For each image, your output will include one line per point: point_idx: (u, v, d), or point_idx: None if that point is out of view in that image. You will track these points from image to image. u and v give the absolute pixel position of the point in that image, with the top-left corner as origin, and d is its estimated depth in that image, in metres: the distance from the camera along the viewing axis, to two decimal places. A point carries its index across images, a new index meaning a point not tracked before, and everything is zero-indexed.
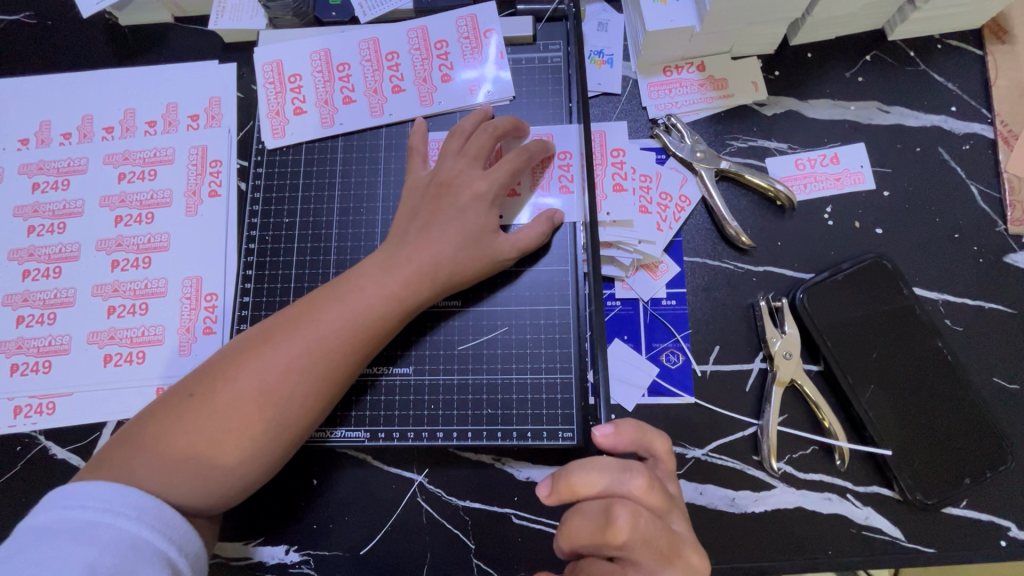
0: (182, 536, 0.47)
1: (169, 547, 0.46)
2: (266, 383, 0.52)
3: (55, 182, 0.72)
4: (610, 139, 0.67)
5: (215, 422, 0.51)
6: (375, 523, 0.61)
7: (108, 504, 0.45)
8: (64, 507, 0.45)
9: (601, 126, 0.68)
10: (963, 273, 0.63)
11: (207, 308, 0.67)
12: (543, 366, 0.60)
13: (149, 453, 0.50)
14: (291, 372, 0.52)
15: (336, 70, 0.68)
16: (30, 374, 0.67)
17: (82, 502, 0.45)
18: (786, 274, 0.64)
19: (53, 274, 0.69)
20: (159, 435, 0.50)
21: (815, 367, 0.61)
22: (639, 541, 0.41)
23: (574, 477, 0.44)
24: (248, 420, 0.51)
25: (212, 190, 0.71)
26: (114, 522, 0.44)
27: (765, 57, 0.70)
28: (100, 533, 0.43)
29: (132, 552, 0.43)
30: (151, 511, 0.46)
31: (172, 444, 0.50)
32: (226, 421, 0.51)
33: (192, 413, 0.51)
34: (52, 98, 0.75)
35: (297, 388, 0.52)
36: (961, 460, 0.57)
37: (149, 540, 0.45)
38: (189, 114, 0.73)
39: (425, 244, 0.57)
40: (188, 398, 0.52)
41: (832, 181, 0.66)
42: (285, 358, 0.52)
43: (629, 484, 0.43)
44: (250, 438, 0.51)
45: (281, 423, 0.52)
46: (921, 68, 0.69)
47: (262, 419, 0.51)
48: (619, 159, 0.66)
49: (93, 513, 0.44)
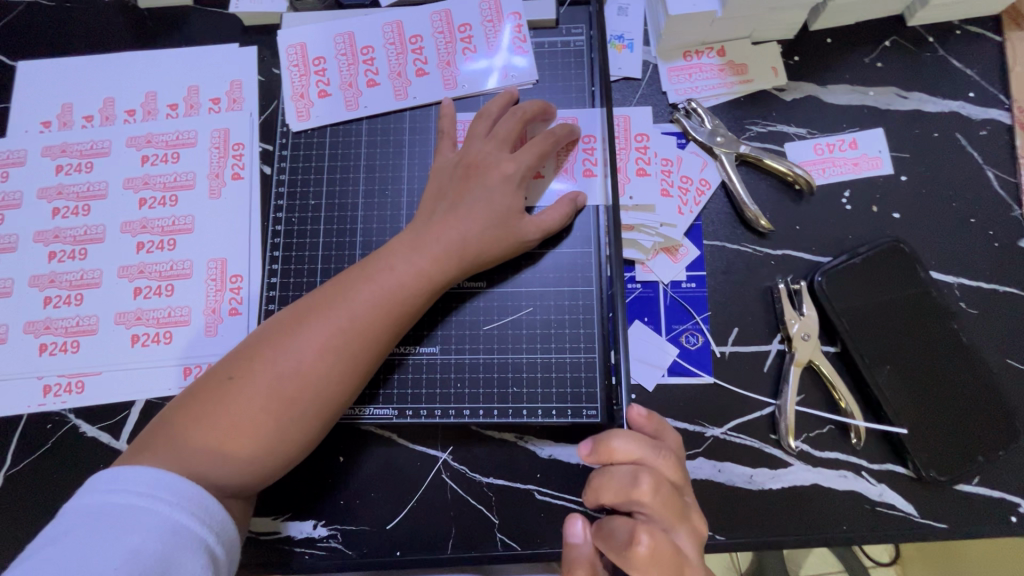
0: (219, 523, 0.48)
1: (207, 533, 0.46)
2: (302, 362, 0.53)
3: (79, 165, 0.73)
4: (634, 124, 0.68)
5: (254, 401, 0.52)
6: (401, 499, 0.62)
7: (149, 489, 0.46)
8: (107, 491, 0.46)
9: (626, 110, 0.69)
10: (979, 257, 0.64)
11: (233, 289, 0.68)
12: (567, 347, 0.62)
13: (190, 434, 0.51)
14: (326, 351, 0.54)
15: (359, 53, 0.69)
16: (59, 354, 0.68)
17: (124, 487, 0.46)
18: (805, 258, 0.65)
19: (79, 256, 0.70)
20: (199, 415, 0.51)
21: (832, 349, 0.62)
22: (661, 506, 0.46)
23: (615, 443, 0.49)
24: (286, 399, 0.52)
25: (235, 173, 0.71)
26: (154, 508, 0.45)
27: (786, 42, 0.70)
28: (141, 519, 0.44)
29: (172, 538, 0.44)
30: (189, 496, 0.47)
31: (212, 424, 0.51)
32: (265, 400, 0.52)
33: (230, 393, 0.52)
34: (74, 81, 0.75)
35: (333, 368, 0.54)
36: (974, 437, 0.58)
37: (188, 526, 0.46)
38: (211, 97, 0.74)
39: (452, 225, 0.58)
40: (226, 379, 0.53)
41: (851, 166, 0.66)
42: (320, 338, 0.54)
43: (660, 461, 0.49)
44: (288, 416, 0.52)
45: (317, 401, 0.53)
46: (940, 54, 0.69)
47: (299, 397, 0.53)
48: (642, 144, 0.68)
49: (135, 498, 0.45)
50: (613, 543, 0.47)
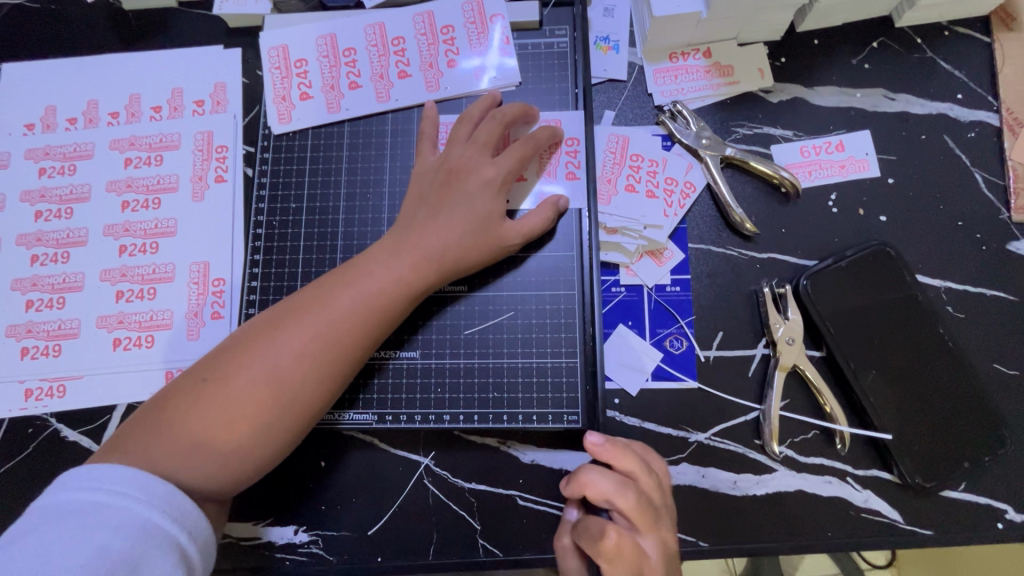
0: (193, 522, 0.48)
1: (180, 532, 0.46)
2: (278, 367, 0.53)
3: (62, 168, 0.72)
4: (633, 145, 0.67)
5: (230, 405, 0.51)
6: (383, 504, 0.62)
7: (121, 486, 0.46)
8: (79, 487, 0.45)
9: (626, 130, 0.68)
10: (966, 261, 0.63)
11: (215, 293, 0.68)
12: (548, 351, 0.61)
13: (164, 438, 0.50)
14: (304, 356, 0.53)
15: (342, 55, 0.68)
16: (40, 358, 0.68)
17: (96, 484, 0.46)
18: (790, 261, 0.64)
19: (61, 259, 0.70)
20: (174, 420, 0.51)
21: (817, 353, 0.62)
22: (636, 516, 0.49)
23: (620, 451, 0.51)
24: (263, 404, 0.52)
25: (218, 175, 0.71)
26: (126, 506, 0.45)
27: (772, 43, 0.69)
28: (113, 517, 0.44)
29: (143, 537, 0.44)
30: (161, 494, 0.47)
31: (187, 428, 0.51)
32: (241, 405, 0.51)
33: (207, 398, 0.52)
34: (58, 83, 0.75)
35: (311, 373, 0.53)
36: (960, 442, 0.58)
37: (160, 525, 0.45)
38: (194, 100, 0.73)
39: (433, 229, 0.58)
40: (202, 382, 0.52)
41: (837, 169, 0.66)
42: (298, 342, 0.53)
43: (650, 478, 0.51)
44: (265, 421, 0.52)
45: (295, 406, 0.53)
46: (928, 55, 0.69)
47: (276, 403, 0.52)
48: (637, 163, 0.67)
49: (107, 496, 0.45)
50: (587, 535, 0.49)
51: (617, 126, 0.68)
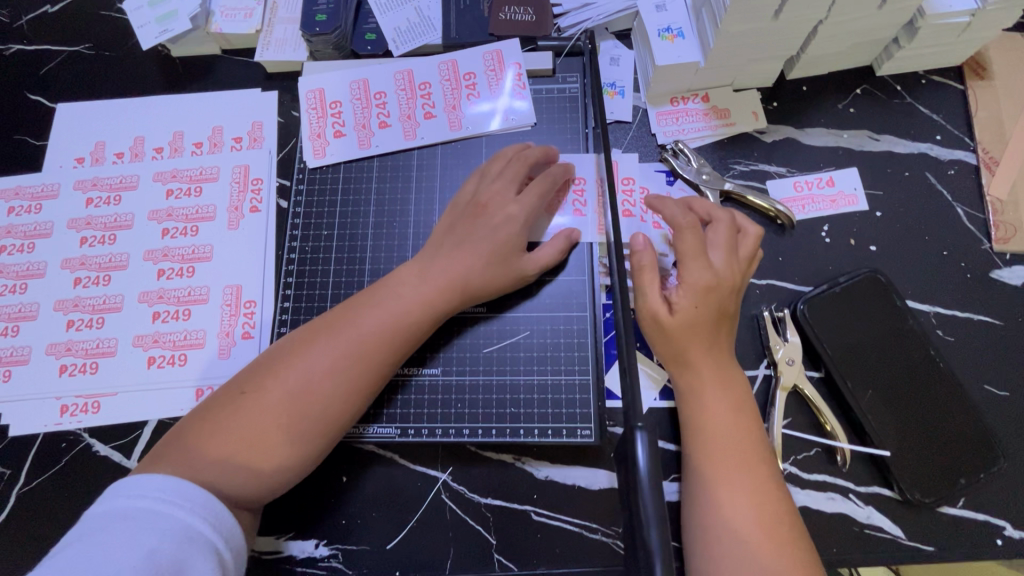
0: (228, 529, 0.50)
1: (218, 539, 0.49)
2: (309, 378, 0.56)
3: (107, 198, 0.78)
4: (624, 169, 0.73)
5: (264, 416, 0.55)
6: (402, 519, 0.64)
7: (165, 494, 0.48)
8: (125, 495, 0.48)
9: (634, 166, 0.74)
10: (952, 287, 0.68)
11: (247, 314, 0.72)
12: (562, 369, 0.65)
13: (204, 448, 0.53)
14: (332, 370, 0.57)
15: (373, 98, 0.75)
16: (78, 375, 0.71)
17: (141, 493, 0.48)
18: (788, 288, 0.68)
19: (102, 282, 0.74)
20: (212, 430, 0.54)
21: (816, 374, 0.65)
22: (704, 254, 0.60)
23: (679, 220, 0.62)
24: (294, 415, 0.55)
25: (253, 206, 0.76)
26: (170, 513, 0.48)
27: (764, 89, 0.76)
28: (158, 522, 0.47)
29: (186, 542, 0.46)
30: (202, 502, 0.49)
31: (226, 438, 0.54)
32: (274, 417, 0.55)
33: (243, 409, 0.55)
34: (108, 121, 0.82)
35: (338, 387, 0.57)
36: (957, 461, 0.60)
37: (201, 531, 0.48)
38: (233, 136, 0.80)
39: (454, 255, 0.63)
40: (239, 395, 0.56)
41: (828, 203, 0.71)
42: (328, 358, 0.57)
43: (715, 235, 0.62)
44: (296, 432, 0.55)
45: (323, 418, 0.56)
46: (907, 100, 0.75)
47: (307, 414, 0.56)
48: (631, 189, 0.72)
49: (151, 503, 0.48)
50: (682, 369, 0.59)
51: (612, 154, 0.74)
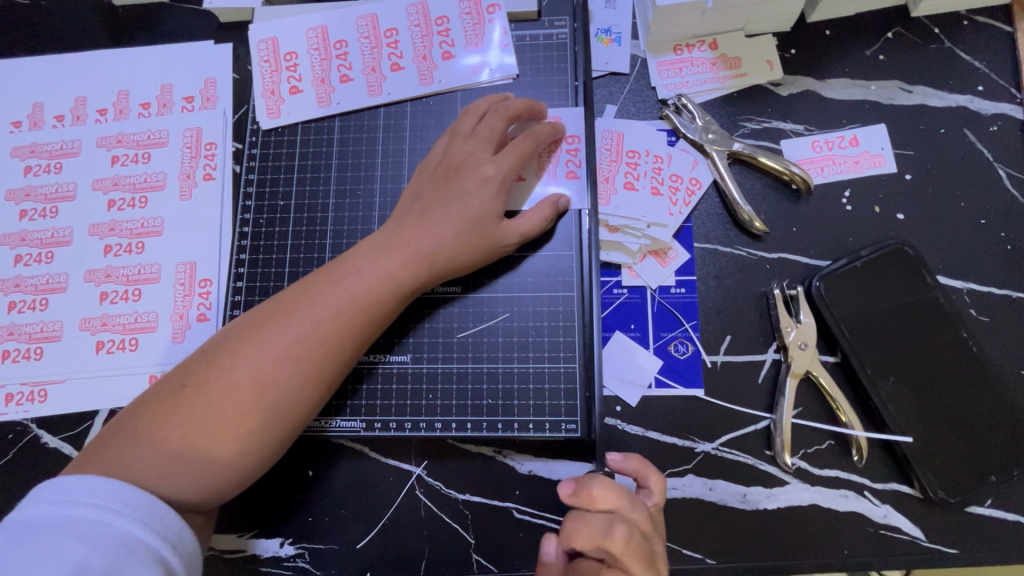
0: (176, 534, 0.45)
1: (162, 546, 0.43)
2: (261, 370, 0.50)
3: (47, 166, 0.70)
4: (624, 133, 0.65)
5: (210, 411, 0.49)
6: (373, 516, 0.59)
7: (100, 499, 0.43)
8: (53, 502, 0.42)
9: (625, 124, 0.65)
10: (989, 260, 0.60)
11: (201, 295, 0.65)
12: (546, 355, 0.58)
13: (140, 449, 0.47)
14: (286, 358, 0.51)
15: (333, 48, 0.66)
16: (22, 361, 0.65)
17: (73, 498, 0.43)
18: (801, 262, 0.61)
19: (45, 260, 0.68)
20: (151, 427, 0.48)
21: (832, 359, 0.58)
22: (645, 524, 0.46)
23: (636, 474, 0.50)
24: (243, 409, 0.49)
25: (207, 173, 0.69)
26: (105, 520, 0.42)
27: (781, 34, 0.66)
28: (92, 531, 0.41)
29: (124, 552, 0.41)
30: (144, 507, 0.44)
31: (167, 436, 0.48)
32: (220, 412, 0.49)
33: (186, 404, 0.49)
34: (45, 80, 0.73)
35: (294, 378, 0.51)
36: (985, 456, 0.54)
37: (141, 539, 0.43)
38: (183, 96, 0.71)
39: (424, 228, 0.55)
40: (182, 388, 0.50)
41: (851, 165, 0.63)
42: (281, 344, 0.51)
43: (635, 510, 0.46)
44: (246, 427, 0.49)
45: (278, 412, 0.50)
46: (946, 45, 0.65)
47: (259, 409, 0.50)
48: (635, 159, 0.64)
49: (84, 510, 0.42)
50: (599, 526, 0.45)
51: (604, 107, 0.66)
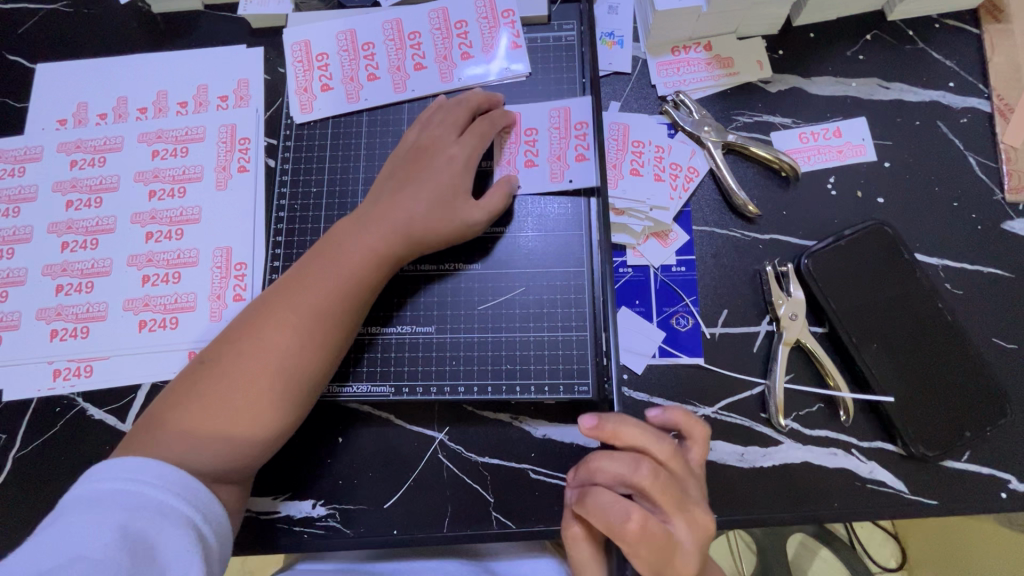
0: (205, 503, 0.49)
1: (194, 513, 0.48)
2: (270, 345, 0.55)
3: (92, 160, 0.76)
4: (630, 128, 0.70)
5: (226, 380, 0.54)
6: (398, 478, 0.63)
7: (134, 474, 0.48)
8: (95, 479, 0.47)
9: (628, 118, 0.71)
10: (962, 239, 0.65)
11: (237, 277, 0.70)
12: (559, 325, 0.63)
13: (170, 421, 0.53)
14: (286, 328, 0.56)
15: (360, 49, 0.72)
16: (69, 340, 0.70)
17: (111, 474, 0.47)
18: (792, 241, 0.66)
19: (90, 246, 0.73)
20: (180, 408, 0.54)
21: (820, 329, 0.64)
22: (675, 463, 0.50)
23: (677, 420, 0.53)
24: (262, 382, 0.55)
25: (241, 165, 0.74)
26: (140, 491, 0.47)
27: (770, 37, 0.73)
28: (132, 501, 0.46)
29: (160, 517, 0.46)
30: (174, 479, 0.48)
31: (191, 406, 0.54)
32: (239, 385, 0.54)
33: (205, 377, 0.55)
34: (89, 81, 0.79)
35: (298, 347, 0.56)
36: (962, 414, 0.59)
37: (175, 507, 0.47)
38: (219, 95, 0.77)
39: (398, 204, 0.61)
40: (200, 365, 0.56)
41: (835, 154, 0.68)
42: (281, 316, 0.56)
43: (662, 445, 0.50)
44: (267, 398, 0.55)
45: (290, 381, 0.56)
46: (920, 46, 0.72)
47: (272, 378, 0.55)
48: (639, 149, 0.69)
49: (123, 484, 0.47)
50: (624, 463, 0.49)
51: (609, 103, 0.72)
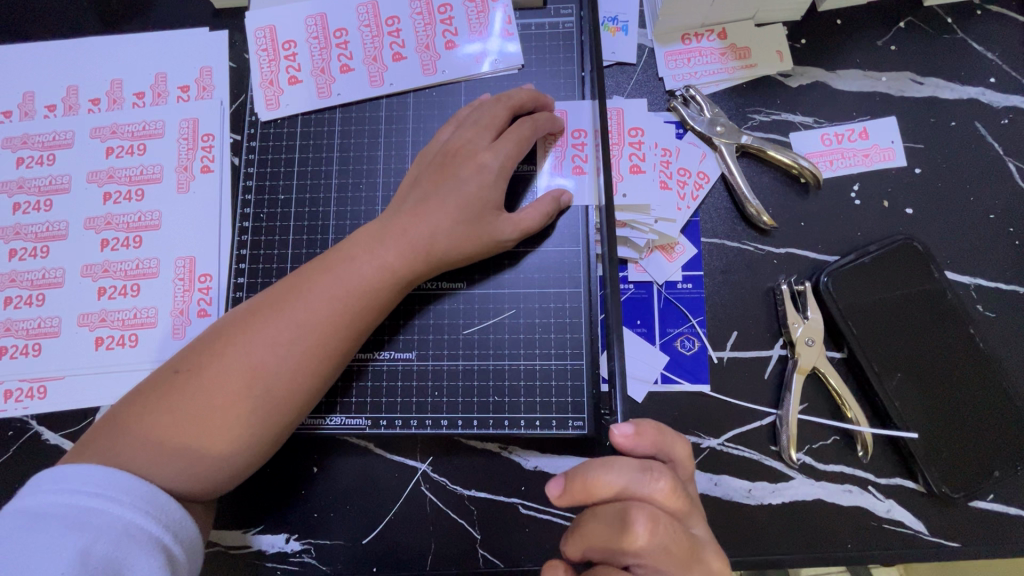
0: (177, 523, 0.44)
1: (164, 533, 0.43)
2: (253, 358, 0.49)
3: (40, 157, 0.69)
4: (628, 116, 0.64)
5: (203, 396, 0.48)
6: (377, 512, 0.59)
7: (101, 488, 0.42)
8: (53, 490, 0.41)
9: (620, 102, 0.64)
10: (996, 255, 0.59)
11: (202, 290, 0.64)
12: (553, 353, 0.58)
13: (133, 433, 0.47)
14: (278, 345, 0.50)
15: (333, 36, 0.64)
16: (20, 358, 0.64)
17: (72, 487, 0.42)
18: (809, 257, 0.60)
19: (41, 254, 0.66)
20: (146, 414, 0.47)
21: (838, 354, 0.58)
22: (676, 503, 0.40)
23: (655, 438, 0.44)
24: (233, 398, 0.48)
25: (204, 165, 0.67)
26: (106, 508, 0.41)
27: (791, 24, 0.65)
28: (94, 519, 0.40)
29: (126, 540, 0.40)
30: (144, 495, 0.43)
31: (158, 421, 0.47)
32: (212, 398, 0.48)
33: (177, 390, 0.48)
34: (35, 68, 0.71)
35: (285, 363, 0.49)
36: (990, 452, 0.54)
37: (144, 527, 0.42)
38: (179, 85, 0.69)
39: (421, 216, 0.54)
40: (174, 374, 0.49)
41: (860, 158, 0.62)
42: (274, 331, 0.50)
43: (651, 487, 0.40)
44: (238, 417, 0.48)
45: (269, 401, 0.49)
46: (958, 36, 0.64)
47: (249, 395, 0.48)
48: (637, 140, 0.63)
49: (84, 497, 0.41)
50: (608, 524, 0.40)
51: (610, 98, 0.65)
